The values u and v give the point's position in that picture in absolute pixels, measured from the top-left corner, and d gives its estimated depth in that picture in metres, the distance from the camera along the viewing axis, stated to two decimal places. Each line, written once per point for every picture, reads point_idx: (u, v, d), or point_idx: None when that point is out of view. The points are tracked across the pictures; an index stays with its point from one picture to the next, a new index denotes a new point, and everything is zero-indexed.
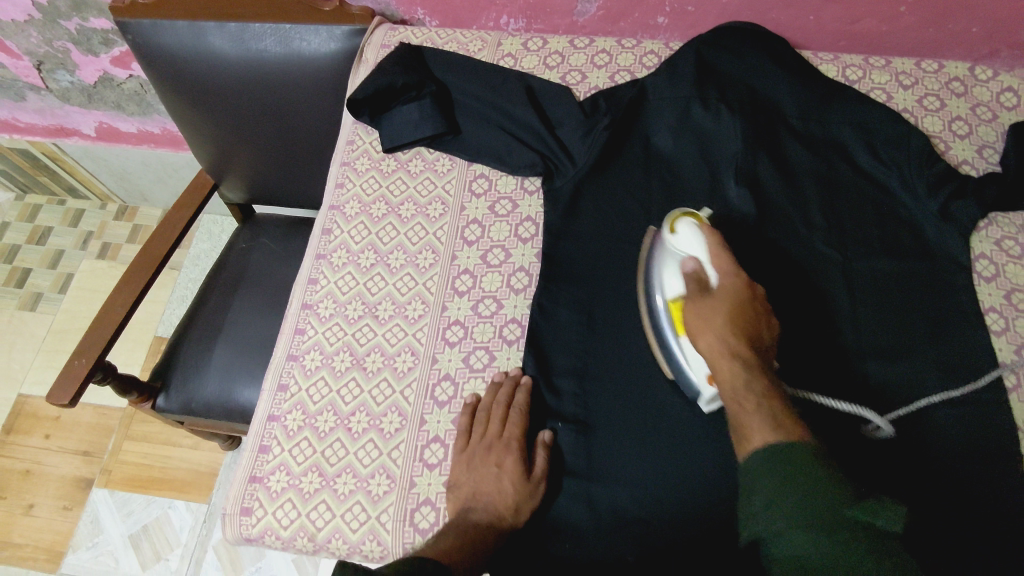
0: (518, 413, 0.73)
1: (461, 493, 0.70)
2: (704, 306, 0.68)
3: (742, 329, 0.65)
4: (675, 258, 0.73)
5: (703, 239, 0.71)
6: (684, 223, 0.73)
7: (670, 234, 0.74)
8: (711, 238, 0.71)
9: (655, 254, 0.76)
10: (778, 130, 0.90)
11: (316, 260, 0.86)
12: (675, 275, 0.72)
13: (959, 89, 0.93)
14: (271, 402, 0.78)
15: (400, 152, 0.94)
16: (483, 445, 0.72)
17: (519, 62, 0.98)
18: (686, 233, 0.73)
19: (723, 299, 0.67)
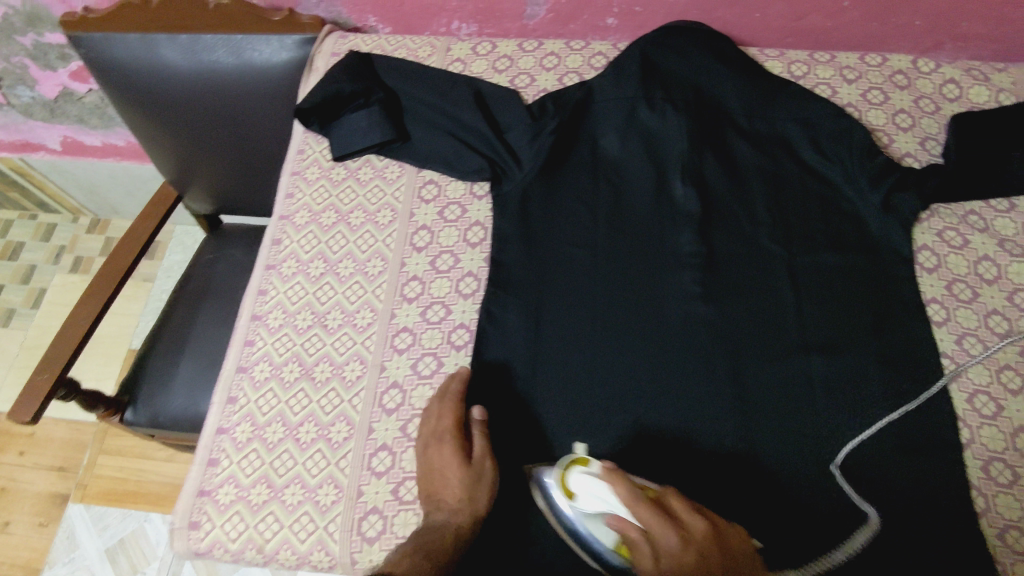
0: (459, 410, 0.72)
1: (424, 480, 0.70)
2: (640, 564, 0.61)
3: (691, 564, 0.59)
4: (591, 514, 0.67)
5: (607, 487, 0.63)
6: (574, 475, 0.66)
7: (569, 497, 0.66)
8: (619, 486, 0.61)
9: (554, 499, 0.69)
10: (723, 128, 0.91)
11: (265, 270, 0.86)
12: (599, 525, 0.67)
13: (902, 82, 0.94)
14: (220, 414, 0.78)
15: (350, 160, 0.93)
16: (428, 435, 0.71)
17: (468, 67, 0.99)
18: (584, 489, 0.65)
19: (669, 558, 0.59)
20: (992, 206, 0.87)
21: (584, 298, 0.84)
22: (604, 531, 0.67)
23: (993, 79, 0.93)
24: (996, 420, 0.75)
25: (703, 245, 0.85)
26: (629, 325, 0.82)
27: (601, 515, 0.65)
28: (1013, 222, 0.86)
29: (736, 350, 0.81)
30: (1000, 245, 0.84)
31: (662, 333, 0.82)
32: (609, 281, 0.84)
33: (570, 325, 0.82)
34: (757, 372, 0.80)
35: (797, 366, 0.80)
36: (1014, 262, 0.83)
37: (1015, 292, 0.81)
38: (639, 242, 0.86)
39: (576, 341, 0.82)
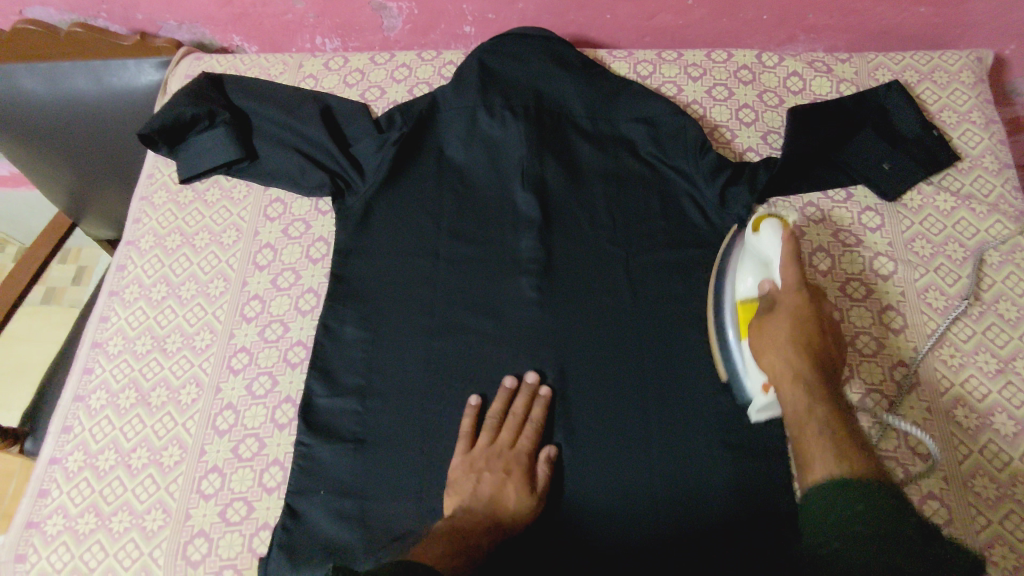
0: (535, 427, 0.75)
1: (456, 494, 0.70)
2: (770, 321, 0.65)
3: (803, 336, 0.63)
4: (756, 260, 0.71)
5: (781, 248, 0.67)
6: (767, 224, 0.69)
7: (754, 233, 0.70)
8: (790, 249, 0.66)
9: (735, 252, 0.75)
10: (566, 132, 0.91)
11: (109, 297, 0.87)
12: (755, 271, 0.70)
13: (747, 77, 0.95)
14: (54, 443, 0.79)
15: (198, 182, 0.94)
16: (493, 453, 0.73)
17: (319, 83, 0.99)
18: (766, 236, 0.69)
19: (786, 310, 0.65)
20: (830, 196, 0.87)
21: (423, 307, 0.83)
22: (750, 284, 0.71)
23: (835, 70, 0.94)
24: None
25: (543, 250, 0.85)
26: (467, 335, 0.82)
27: (764, 264, 0.70)
28: (849, 212, 0.86)
29: (573, 354, 0.80)
30: (835, 235, 0.84)
31: (501, 339, 0.81)
32: (448, 291, 0.84)
33: (408, 334, 0.82)
34: (590, 378, 0.79)
35: (644, 371, 0.79)
36: (848, 252, 0.83)
37: (847, 282, 0.82)
38: (480, 250, 0.86)
39: (410, 352, 0.81)
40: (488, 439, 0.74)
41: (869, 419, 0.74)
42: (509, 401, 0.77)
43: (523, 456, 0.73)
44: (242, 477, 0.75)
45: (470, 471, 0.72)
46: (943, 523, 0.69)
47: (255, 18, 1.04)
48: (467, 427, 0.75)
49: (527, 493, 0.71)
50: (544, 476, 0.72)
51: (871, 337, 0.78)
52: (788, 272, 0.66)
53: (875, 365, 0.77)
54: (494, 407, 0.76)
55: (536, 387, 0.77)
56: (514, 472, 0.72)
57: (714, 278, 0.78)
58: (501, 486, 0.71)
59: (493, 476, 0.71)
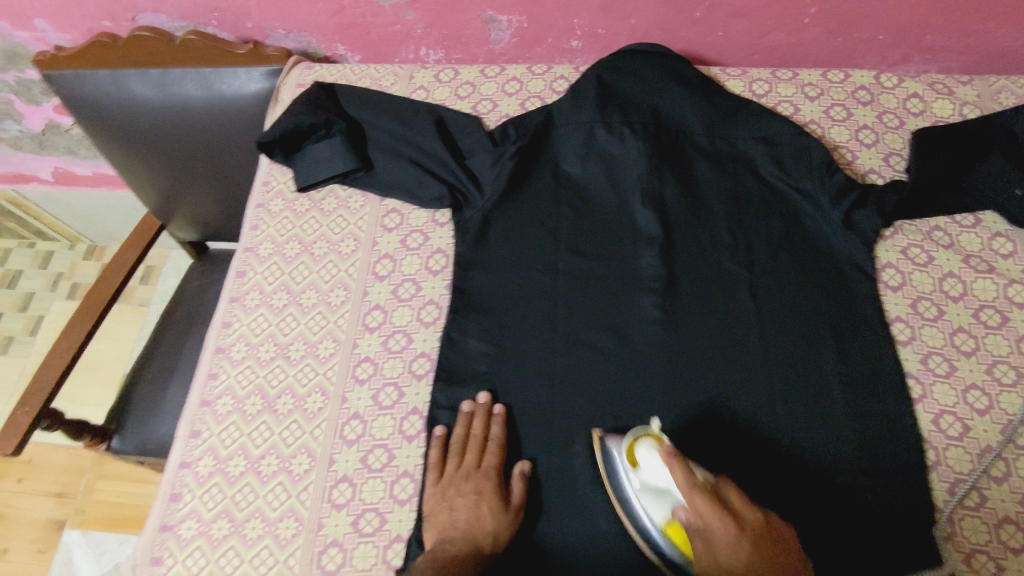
0: (497, 445, 0.74)
1: (435, 527, 0.69)
2: (693, 548, 0.62)
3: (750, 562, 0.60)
4: (649, 490, 0.68)
5: (669, 475, 0.66)
6: (641, 448, 0.69)
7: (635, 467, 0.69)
8: (680, 475, 0.63)
9: (617, 475, 0.71)
10: (685, 150, 0.91)
11: (230, 302, 0.88)
12: (659, 503, 0.67)
13: (865, 97, 0.94)
14: (183, 448, 0.80)
15: (314, 190, 0.95)
16: (462, 478, 0.73)
17: (431, 94, 0.99)
18: (649, 461, 0.68)
19: (710, 557, 0.61)
20: (957, 220, 0.86)
21: (548, 324, 0.83)
22: (660, 510, 0.67)
23: (957, 93, 0.93)
24: (962, 441, 0.74)
25: (665, 268, 0.85)
26: (590, 352, 0.81)
27: (665, 495, 0.67)
28: (978, 237, 0.85)
29: (697, 375, 0.79)
30: (965, 261, 0.83)
31: (624, 359, 0.81)
32: (569, 307, 0.84)
33: (530, 349, 0.82)
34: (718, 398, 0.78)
35: (774, 394, 0.78)
36: (980, 278, 0.82)
37: (981, 309, 0.81)
38: (598, 266, 0.86)
39: (535, 368, 0.81)
40: (455, 463, 0.74)
41: (1013, 450, 0.73)
42: (469, 425, 0.76)
43: (491, 475, 0.73)
44: (373, 488, 0.75)
45: (442, 500, 0.71)
46: None
47: (364, 28, 1.05)
48: (435, 457, 0.75)
49: (502, 509, 0.70)
50: (519, 491, 0.72)
51: (1009, 367, 0.77)
52: (698, 500, 0.62)
53: (1015, 396, 0.76)
54: (455, 433, 0.76)
55: (495, 407, 0.77)
56: (486, 492, 0.71)
57: (603, 474, 0.72)
58: (475, 508, 0.70)
59: (466, 499, 0.71)
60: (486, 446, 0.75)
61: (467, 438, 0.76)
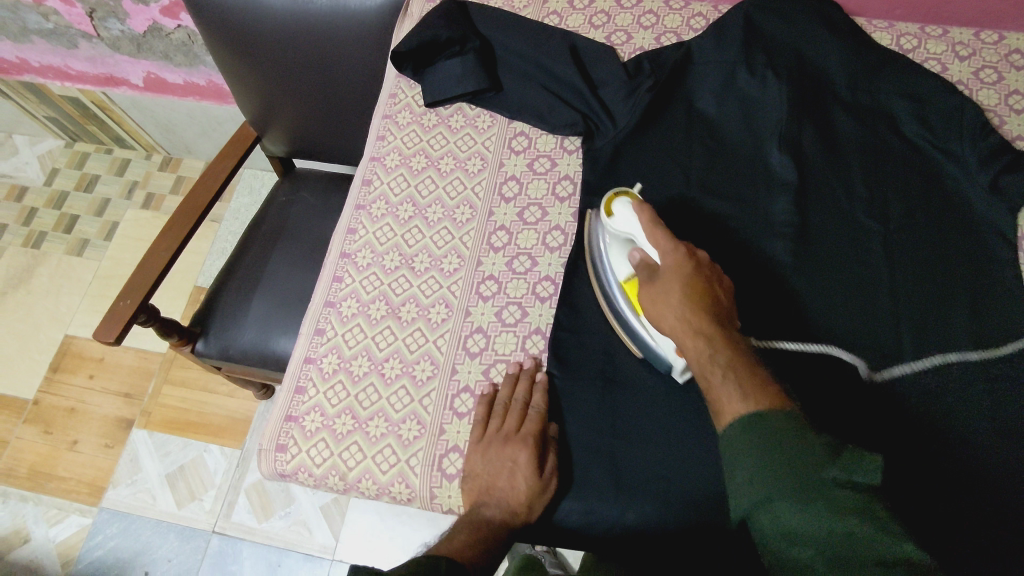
0: (537, 413, 0.72)
1: (473, 489, 0.69)
2: (646, 291, 0.67)
3: (693, 296, 0.63)
4: (620, 240, 0.73)
5: (636, 220, 0.71)
6: (618, 202, 0.74)
7: (608, 218, 0.74)
8: (644, 215, 0.70)
9: (603, 252, 0.76)
10: (825, 99, 0.89)
11: (355, 210, 0.88)
12: (623, 254, 0.73)
13: (1019, 62, 0.90)
14: (308, 344, 0.81)
15: (442, 107, 0.94)
16: (500, 441, 0.71)
17: (564, 21, 0.98)
18: (621, 213, 0.73)
19: (671, 279, 0.65)
20: None
21: None
22: (624, 265, 0.73)
23: None
24: None
25: (798, 215, 0.83)
26: None
27: (630, 241, 0.72)
28: None
29: (827, 325, 0.78)
30: None
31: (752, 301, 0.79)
32: (696, 245, 0.83)
33: None
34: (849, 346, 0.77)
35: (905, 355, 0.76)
36: None
37: None
38: (729, 206, 0.85)
39: None
40: (496, 425, 0.72)
41: None
42: (514, 388, 0.75)
43: (529, 442, 0.70)
44: None
45: (482, 461, 0.70)
46: None
47: None
48: (479, 415, 0.73)
49: (537, 479, 0.67)
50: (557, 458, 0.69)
51: None
52: (664, 244, 0.68)
53: None
54: (500, 394, 0.74)
55: (539, 375, 0.75)
56: (522, 459, 0.68)
57: (589, 258, 0.79)
58: (511, 476, 0.68)
59: (502, 465, 0.69)
60: (528, 411, 0.72)
61: (506, 403, 0.73)
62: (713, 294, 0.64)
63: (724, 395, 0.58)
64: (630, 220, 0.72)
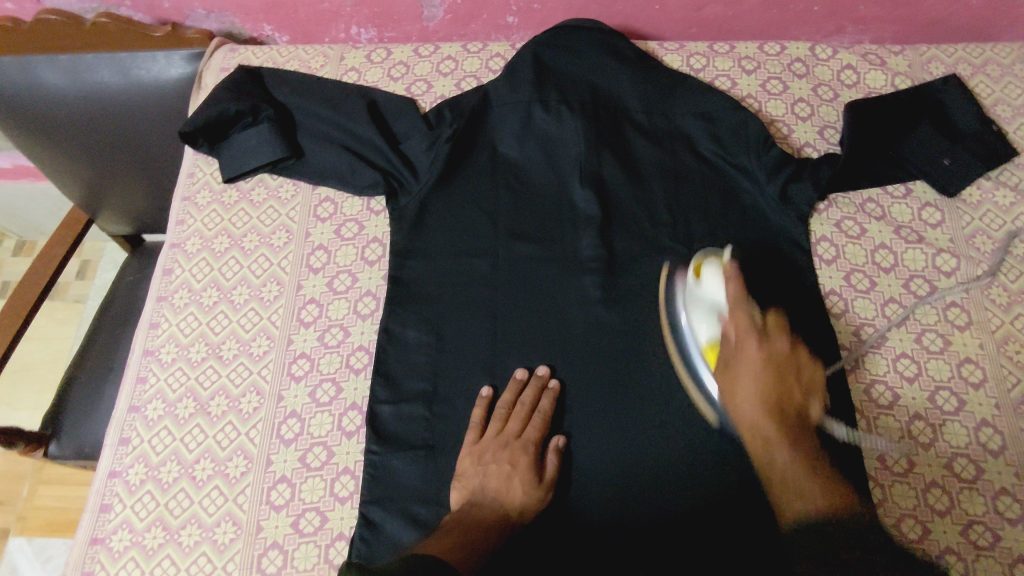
0: (540, 418, 0.74)
1: (464, 489, 0.70)
2: (728, 375, 0.72)
3: (769, 395, 0.70)
4: (704, 306, 0.76)
5: (728, 288, 0.75)
6: (708, 268, 0.77)
7: (695, 282, 0.78)
8: (735, 285, 0.75)
9: (674, 296, 0.79)
10: (622, 126, 0.90)
11: (157, 302, 0.84)
12: (709, 322, 0.75)
13: (801, 70, 0.94)
14: (113, 456, 0.76)
15: (242, 181, 0.91)
16: (500, 444, 0.72)
17: (363, 76, 0.96)
18: (710, 282, 0.76)
19: (751, 364, 0.71)
20: (889, 192, 0.87)
21: (486, 308, 0.81)
22: (710, 330, 0.75)
23: (888, 63, 0.94)
24: (892, 409, 0.75)
25: (604, 249, 0.84)
26: (535, 336, 0.80)
27: (715, 310, 0.76)
28: (908, 208, 0.86)
29: (642, 359, 0.78)
30: (896, 232, 0.84)
31: (567, 344, 0.80)
32: (509, 293, 0.82)
33: (471, 339, 0.80)
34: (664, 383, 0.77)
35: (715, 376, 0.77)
36: (910, 249, 0.83)
37: (911, 279, 0.82)
38: (538, 248, 0.85)
39: (474, 359, 0.79)
40: (497, 429, 0.74)
41: (940, 417, 0.74)
42: (518, 393, 0.76)
43: (529, 447, 0.72)
44: (313, 487, 0.74)
45: (478, 463, 0.71)
46: (1017, 518, 0.70)
47: (291, 6, 1.01)
48: (478, 417, 0.75)
49: (534, 485, 0.70)
50: (553, 465, 0.72)
51: (936, 335, 0.79)
52: (740, 313, 0.74)
53: (943, 362, 0.77)
54: (503, 398, 0.76)
55: (550, 380, 0.76)
56: (520, 464, 0.71)
57: (662, 306, 0.80)
58: (508, 478, 0.70)
59: (500, 468, 0.70)
60: (533, 417, 0.74)
61: (512, 409, 0.75)
62: (786, 412, 0.69)
63: (790, 496, 0.63)
64: (718, 290, 0.76)
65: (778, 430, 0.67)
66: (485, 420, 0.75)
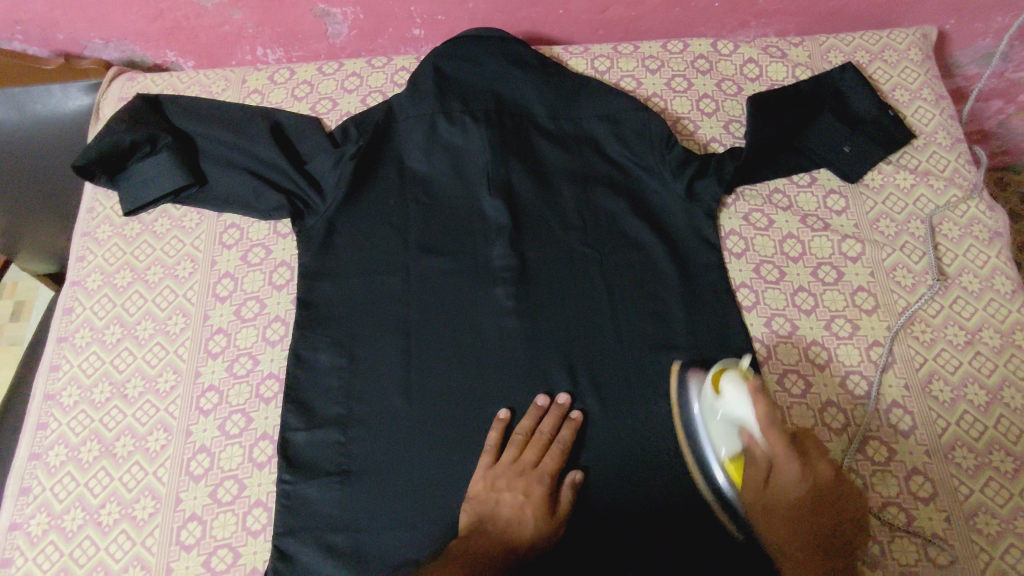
0: (559, 449, 0.72)
1: (474, 511, 0.69)
2: (756, 487, 0.64)
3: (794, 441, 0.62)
4: (723, 420, 0.66)
5: (754, 409, 0.62)
6: (727, 380, 0.66)
7: (716, 396, 0.66)
8: (762, 407, 0.61)
9: (693, 410, 0.70)
10: (529, 133, 0.89)
11: (57, 344, 0.82)
12: (731, 434, 0.66)
13: (704, 66, 0.95)
14: (13, 508, 0.73)
15: (145, 212, 0.89)
16: (515, 472, 0.71)
17: (266, 98, 0.95)
18: (731, 396, 0.65)
19: (784, 496, 0.63)
20: (795, 181, 0.88)
21: (399, 324, 0.80)
22: (729, 443, 0.66)
23: (789, 55, 0.95)
24: (805, 398, 0.76)
25: (516, 258, 0.83)
26: (450, 350, 0.79)
27: (741, 424, 0.65)
28: (814, 197, 0.87)
29: (558, 366, 0.77)
30: (803, 221, 0.85)
31: (481, 356, 0.78)
32: (422, 308, 0.81)
33: (383, 358, 0.78)
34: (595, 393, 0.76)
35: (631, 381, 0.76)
36: (817, 237, 0.84)
37: (819, 266, 0.83)
38: (451, 261, 0.84)
39: (386, 379, 0.77)
40: (513, 455, 0.72)
41: (850, 401, 0.75)
42: (537, 419, 0.74)
43: (546, 477, 0.71)
44: (225, 523, 0.71)
45: (490, 489, 0.70)
46: (929, 497, 0.70)
47: (190, 31, 0.99)
48: (493, 440, 0.73)
49: (546, 517, 0.69)
50: (567, 500, 0.70)
51: (845, 320, 0.79)
52: (773, 436, 0.61)
53: (852, 348, 0.78)
54: (521, 423, 0.74)
55: (572, 412, 0.74)
56: (534, 495, 0.70)
57: (676, 409, 0.72)
58: (519, 509, 0.69)
59: (512, 497, 0.70)
60: (552, 447, 0.72)
61: (529, 439, 0.73)
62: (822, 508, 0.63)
63: None
64: (742, 404, 0.63)
65: (808, 540, 0.63)
66: (500, 445, 0.74)
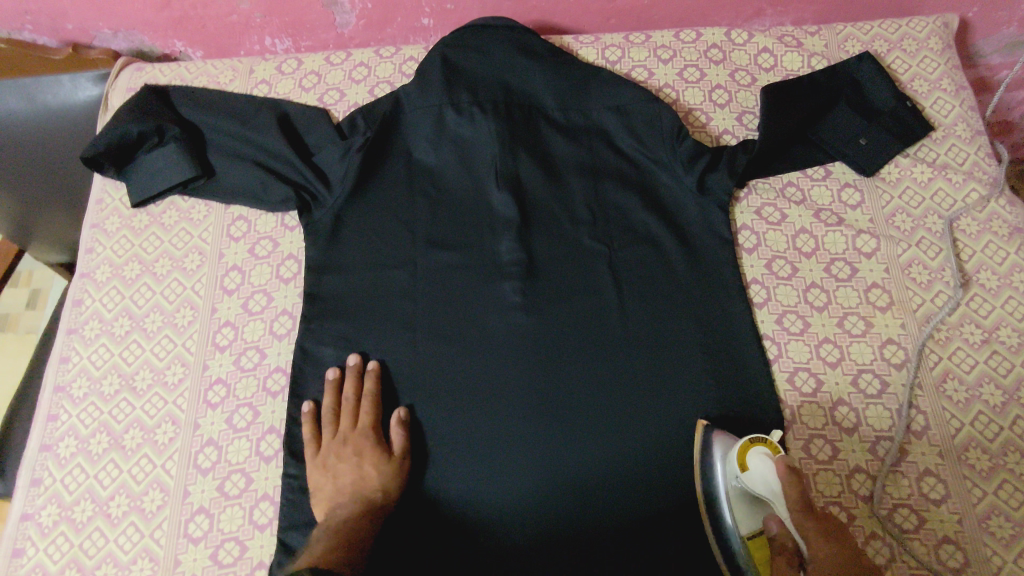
0: (369, 400, 0.74)
1: (323, 500, 0.69)
2: (785, 564, 0.63)
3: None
4: (750, 492, 0.66)
5: (780, 483, 0.63)
6: (754, 452, 0.66)
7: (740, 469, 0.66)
8: (790, 476, 0.63)
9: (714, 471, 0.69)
10: (538, 125, 0.88)
11: (67, 335, 0.83)
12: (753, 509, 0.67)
13: (718, 56, 0.93)
14: (24, 498, 0.74)
15: (152, 204, 0.89)
16: (339, 442, 0.72)
17: (273, 88, 0.95)
18: (757, 470, 0.65)
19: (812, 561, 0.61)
20: (809, 174, 0.86)
21: (405, 319, 0.80)
22: (749, 520, 0.67)
23: (805, 45, 0.93)
24: (815, 397, 0.75)
25: (524, 252, 0.82)
26: (455, 344, 0.78)
27: (765, 501, 0.65)
28: (828, 190, 0.85)
29: (565, 361, 0.77)
30: (816, 215, 0.84)
31: (486, 350, 0.78)
32: (428, 302, 0.80)
33: (389, 353, 0.78)
34: (583, 400, 0.75)
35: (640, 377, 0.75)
36: (831, 232, 0.83)
37: (832, 262, 0.81)
38: (458, 255, 0.83)
39: (392, 374, 0.77)
40: (331, 431, 0.73)
41: (862, 400, 0.74)
42: (338, 389, 0.75)
43: (368, 432, 0.72)
44: (231, 517, 0.72)
45: (324, 470, 0.70)
46: (942, 499, 0.69)
47: (198, 21, 0.98)
48: (309, 432, 0.74)
49: (383, 464, 0.70)
50: (399, 442, 0.71)
51: (858, 318, 0.78)
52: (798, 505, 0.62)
53: (865, 345, 0.77)
54: (325, 402, 0.75)
55: (366, 364, 0.76)
56: (366, 453, 0.71)
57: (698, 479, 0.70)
58: (358, 469, 0.70)
59: (347, 464, 0.70)
60: (362, 404, 0.74)
61: (342, 401, 0.74)
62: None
63: None
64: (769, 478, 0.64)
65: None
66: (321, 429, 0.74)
